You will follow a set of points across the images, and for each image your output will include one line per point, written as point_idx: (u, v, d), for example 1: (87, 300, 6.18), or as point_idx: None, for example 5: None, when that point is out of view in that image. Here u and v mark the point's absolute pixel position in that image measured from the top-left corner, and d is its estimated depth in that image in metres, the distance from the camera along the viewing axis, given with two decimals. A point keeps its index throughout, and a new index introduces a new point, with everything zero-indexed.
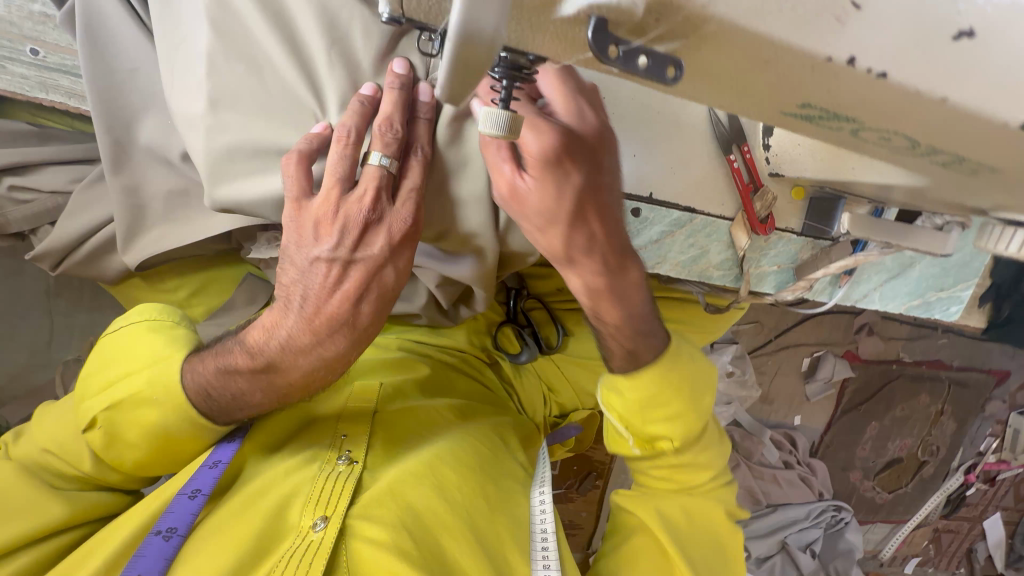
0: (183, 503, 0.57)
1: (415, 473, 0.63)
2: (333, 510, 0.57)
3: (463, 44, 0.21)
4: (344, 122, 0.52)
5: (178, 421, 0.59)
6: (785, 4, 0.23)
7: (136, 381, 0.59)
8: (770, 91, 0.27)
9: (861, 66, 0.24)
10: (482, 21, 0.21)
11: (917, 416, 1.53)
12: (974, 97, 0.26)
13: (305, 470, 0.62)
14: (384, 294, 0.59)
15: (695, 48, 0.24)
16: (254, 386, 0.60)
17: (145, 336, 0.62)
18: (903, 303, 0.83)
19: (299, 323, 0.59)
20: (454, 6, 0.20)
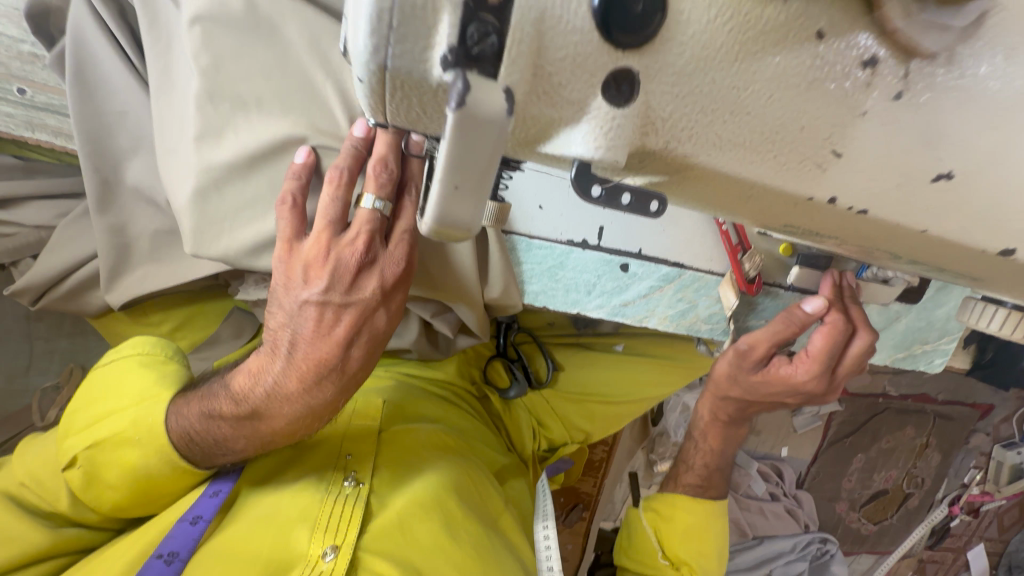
0: (185, 528, 0.59)
1: (422, 505, 0.68)
2: (344, 538, 0.61)
3: (440, 230, 0.19)
4: (337, 164, 0.50)
5: (157, 464, 0.57)
6: (769, 153, 0.22)
7: (121, 420, 0.58)
8: (757, 216, 0.27)
9: (842, 204, 0.25)
10: (461, 215, 0.19)
11: (902, 448, 1.52)
12: (954, 229, 0.27)
13: (311, 492, 0.66)
14: (376, 336, 0.56)
15: (679, 184, 0.24)
16: (237, 432, 0.57)
17: (133, 372, 0.61)
18: (889, 354, 0.84)
19: (286, 371, 0.55)
20: (427, 202, 0.18)
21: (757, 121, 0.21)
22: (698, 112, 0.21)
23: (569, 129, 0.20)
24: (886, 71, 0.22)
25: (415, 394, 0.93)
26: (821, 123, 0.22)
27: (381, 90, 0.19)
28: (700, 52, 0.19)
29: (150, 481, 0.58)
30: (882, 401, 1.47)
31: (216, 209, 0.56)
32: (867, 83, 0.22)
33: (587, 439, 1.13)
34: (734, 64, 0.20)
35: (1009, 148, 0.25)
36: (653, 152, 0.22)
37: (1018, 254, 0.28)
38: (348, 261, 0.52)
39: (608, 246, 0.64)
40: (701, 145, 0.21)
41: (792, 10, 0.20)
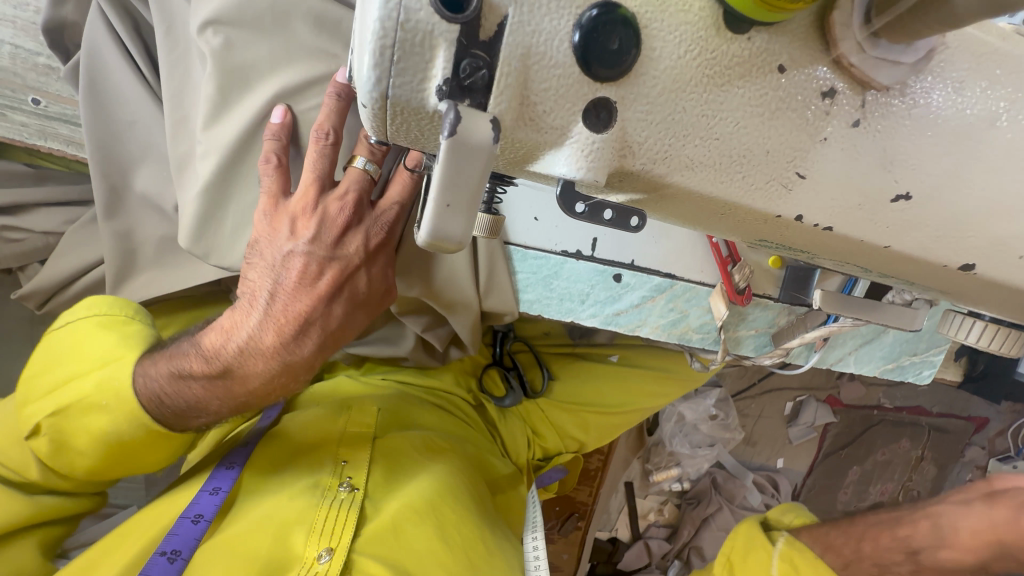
0: (187, 527, 0.63)
1: (416, 508, 0.69)
2: (338, 542, 0.63)
3: (433, 244, 0.21)
4: (321, 121, 0.51)
5: (130, 429, 0.55)
6: (737, 175, 0.24)
7: (85, 385, 0.55)
8: (728, 230, 0.29)
9: (808, 221, 0.26)
10: (451, 230, 0.21)
11: (898, 461, 1.53)
12: (914, 247, 0.29)
13: (307, 497, 0.67)
14: (355, 298, 0.57)
15: (655, 200, 0.26)
16: (209, 393, 0.56)
17: (95, 332, 0.57)
18: (879, 366, 0.85)
19: (262, 323, 0.54)
20: (421, 220, 0.20)
21: (726, 144, 0.23)
22: (670, 137, 0.23)
23: (553, 151, 0.22)
24: (844, 101, 0.24)
25: (407, 400, 0.94)
26: (785, 147, 0.24)
27: (382, 115, 0.21)
28: (671, 84, 0.21)
29: (127, 450, 0.56)
30: (879, 413, 1.50)
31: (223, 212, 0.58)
32: (829, 112, 0.24)
33: (582, 448, 1.14)
34: (703, 94, 0.22)
35: (963, 169, 0.27)
36: (631, 173, 0.24)
37: (978, 269, 0.30)
38: (336, 217, 0.53)
39: (601, 256, 0.67)
40: (675, 165, 0.23)
41: (755, 47, 0.22)
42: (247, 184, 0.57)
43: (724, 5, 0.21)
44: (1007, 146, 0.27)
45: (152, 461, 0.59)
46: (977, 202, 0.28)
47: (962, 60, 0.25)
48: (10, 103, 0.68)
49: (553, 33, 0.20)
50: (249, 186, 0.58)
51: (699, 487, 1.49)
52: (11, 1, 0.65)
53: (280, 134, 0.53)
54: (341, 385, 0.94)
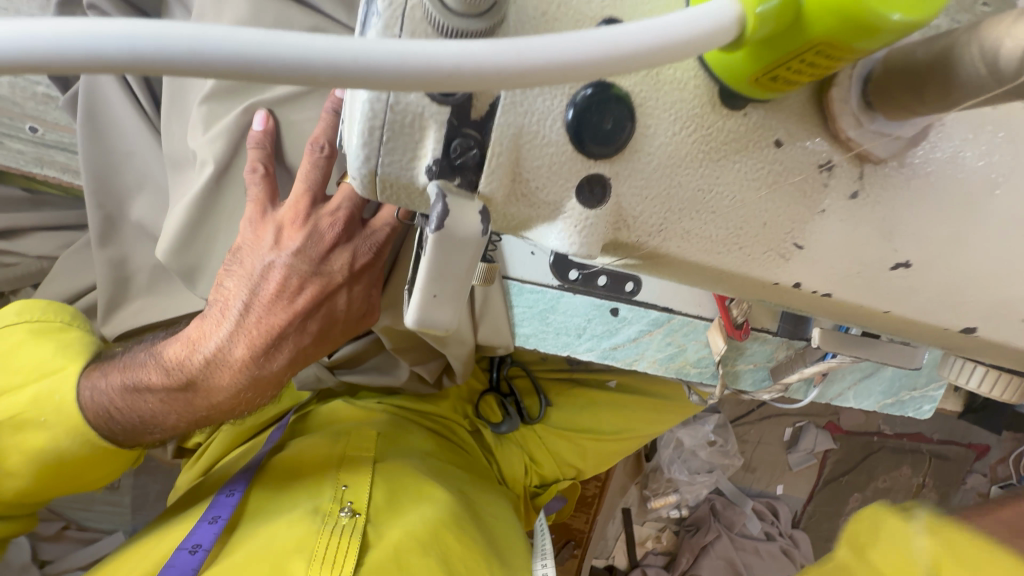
0: (185, 557, 0.63)
1: (417, 538, 0.70)
2: (342, 568, 0.63)
3: (422, 323, 0.23)
4: (316, 136, 0.49)
5: (73, 446, 0.52)
6: (734, 247, 0.24)
7: (18, 400, 0.51)
8: (729, 292, 0.29)
9: (805, 287, 0.26)
10: (437, 314, 0.22)
11: (899, 487, 1.53)
12: (915, 312, 0.28)
13: (308, 523, 0.68)
14: (334, 318, 0.54)
15: (650, 267, 0.26)
16: (167, 406, 0.54)
17: (26, 343, 0.54)
18: (878, 400, 0.85)
19: (231, 333, 0.51)
20: (408, 306, 0.22)
21: (725, 214, 0.23)
22: (667, 210, 0.22)
23: (547, 224, 0.22)
24: (843, 174, 0.23)
25: (399, 425, 0.93)
26: (783, 218, 0.23)
27: (372, 189, 0.20)
28: (666, 160, 0.21)
29: (66, 468, 0.53)
30: (879, 440, 1.49)
31: (207, 236, 0.54)
32: (828, 185, 0.23)
33: (579, 476, 1.12)
34: (700, 169, 0.22)
35: (965, 238, 0.27)
36: (628, 244, 0.23)
37: (980, 331, 0.30)
38: (325, 233, 0.51)
39: (598, 290, 0.66)
40: (672, 236, 0.23)
41: (751, 123, 0.21)
42: (235, 207, 0.54)
43: (719, 83, 0.20)
44: (1007, 212, 0.27)
45: (91, 479, 0.56)
46: (978, 268, 0.27)
47: (961, 129, 0.25)
48: (7, 131, 0.67)
49: (546, 114, 0.19)
50: (231, 204, 0.54)
51: (698, 513, 1.47)
52: None
53: (268, 137, 0.51)
54: (333, 409, 0.92)
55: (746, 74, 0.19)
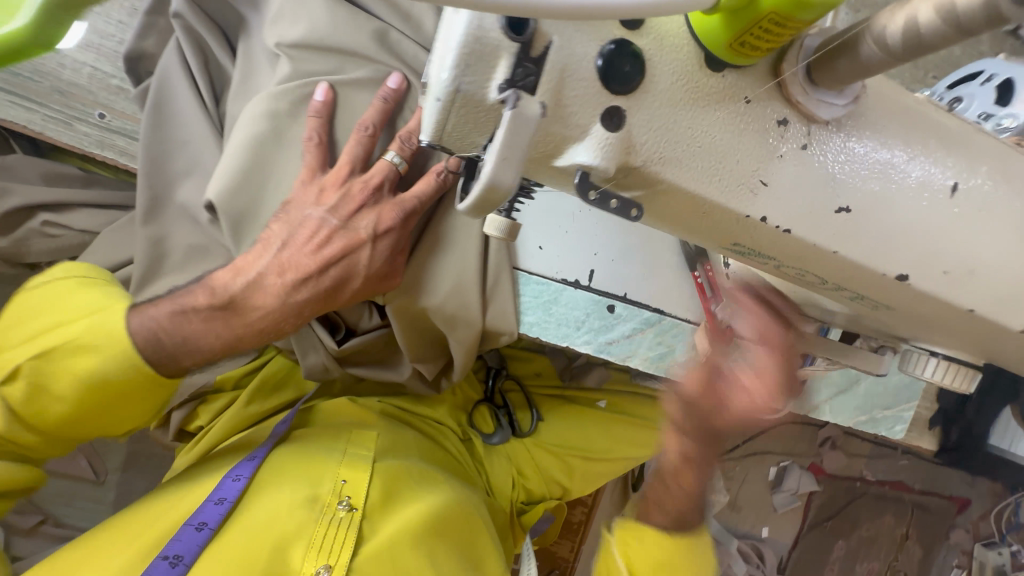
0: (190, 533, 0.65)
1: (409, 535, 0.73)
2: (337, 560, 0.67)
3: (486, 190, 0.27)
4: (366, 116, 0.59)
5: (115, 369, 0.57)
6: (714, 181, 0.32)
7: (71, 329, 0.57)
8: (711, 234, 0.36)
9: (771, 223, 0.33)
10: (503, 182, 0.27)
11: (883, 538, 1.64)
12: (860, 255, 0.36)
13: (306, 512, 0.71)
14: (354, 273, 0.61)
15: (652, 199, 0.33)
16: (206, 326, 0.59)
17: (75, 289, 0.60)
18: (852, 417, 0.90)
19: (271, 265, 0.59)
20: (482, 169, 0.26)
21: (709, 150, 0.31)
22: (666, 143, 0.30)
23: (576, 144, 0.29)
24: (794, 130, 0.32)
25: (396, 426, 0.94)
26: (752, 161, 0.31)
27: (449, 106, 0.28)
28: (666, 102, 0.29)
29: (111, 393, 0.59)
30: (859, 485, 1.65)
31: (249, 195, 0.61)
32: (785, 136, 0.31)
33: (565, 495, 1.13)
34: (691, 111, 0.30)
35: (893, 197, 0.35)
36: (635, 168, 0.30)
37: (911, 280, 0.37)
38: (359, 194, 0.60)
39: (597, 287, 0.73)
40: (668, 165, 0.31)
41: (727, 81, 0.30)
42: (287, 163, 0.62)
43: (705, 49, 0.29)
44: (922, 177, 0.35)
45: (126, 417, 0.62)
46: (902, 222, 0.35)
47: (883, 110, 0.34)
48: (79, 115, 0.75)
49: (583, 57, 0.27)
50: (282, 163, 0.61)
51: None
52: (100, 33, 0.75)
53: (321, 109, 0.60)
54: (334, 405, 0.94)
55: (722, 41, 0.28)
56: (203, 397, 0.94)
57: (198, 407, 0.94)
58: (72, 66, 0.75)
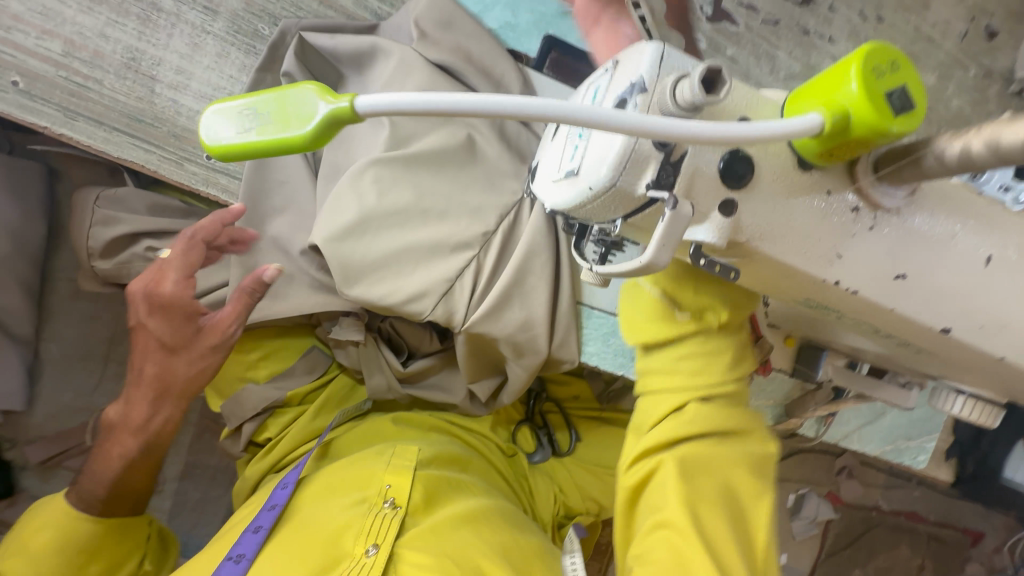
0: (249, 536, 0.73)
1: (452, 522, 0.78)
2: (383, 540, 0.72)
3: (644, 268, 0.38)
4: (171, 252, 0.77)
5: (79, 525, 0.73)
6: (801, 252, 0.39)
7: (40, 548, 0.71)
8: (788, 290, 0.45)
9: (844, 285, 0.41)
10: (659, 261, 0.37)
11: (899, 567, 1.74)
12: (911, 310, 0.44)
13: (355, 508, 0.76)
14: (179, 390, 0.79)
15: (749, 263, 0.41)
16: (111, 463, 0.76)
17: (49, 507, 0.75)
18: (879, 447, 0.97)
19: (126, 401, 0.79)
20: (645, 253, 0.37)
21: (798, 229, 0.39)
22: (766, 225, 0.38)
23: (697, 225, 0.38)
24: (863, 215, 0.40)
25: (447, 441, 1.01)
26: (832, 237, 0.40)
27: (598, 195, 0.37)
28: (767, 194, 0.37)
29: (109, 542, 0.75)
30: (876, 514, 1.75)
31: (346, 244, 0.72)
32: (857, 220, 0.40)
33: (600, 512, 1.18)
34: (786, 201, 0.38)
35: (940, 265, 0.43)
36: (740, 243, 0.39)
37: (953, 331, 0.45)
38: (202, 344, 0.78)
39: None
40: (766, 241, 0.39)
41: (814, 178, 0.38)
42: (386, 219, 0.70)
43: (798, 155, 0.37)
44: (963, 249, 0.43)
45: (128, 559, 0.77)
46: (946, 285, 0.43)
47: (932, 198, 0.42)
48: (189, 155, 0.84)
49: (710, 161, 0.36)
50: (382, 218, 0.70)
51: None
52: (213, 85, 0.84)
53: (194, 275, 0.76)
54: (386, 423, 1.00)
55: (814, 152, 0.36)
56: (272, 410, 0.99)
57: (266, 420, 0.99)
58: (187, 114, 0.83)
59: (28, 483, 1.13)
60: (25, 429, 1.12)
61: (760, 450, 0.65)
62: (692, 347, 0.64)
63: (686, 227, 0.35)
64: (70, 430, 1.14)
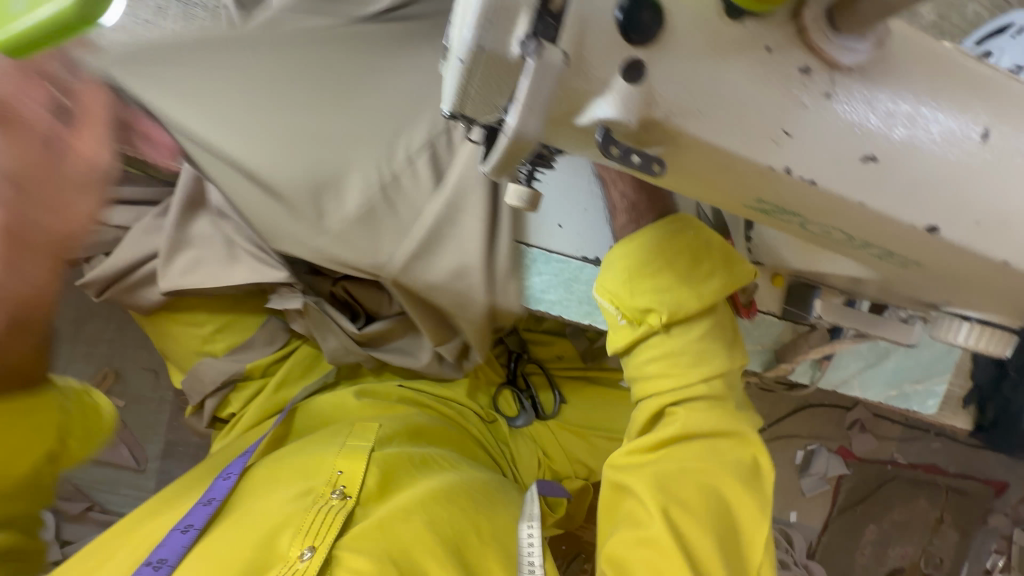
0: (176, 536, 0.67)
1: (406, 509, 0.70)
2: (321, 540, 0.64)
3: (516, 144, 0.30)
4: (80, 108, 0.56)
5: None
6: (737, 130, 0.32)
7: None
8: (732, 188, 0.37)
9: (796, 174, 0.33)
10: (527, 130, 0.29)
11: (916, 521, 1.69)
12: (885, 206, 0.35)
13: (297, 503, 0.70)
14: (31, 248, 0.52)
15: (675, 153, 0.33)
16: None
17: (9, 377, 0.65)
18: (881, 392, 0.89)
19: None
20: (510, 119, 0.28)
21: (731, 101, 0.31)
22: (686, 94, 0.30)
23: (597, 99, 0.30)
24: (817, 77, 0.31)
25: (413, 414, 0.95)
26: (775, 108, 0.31)
27: (470, 69, 0.28)
28: (685, 53, 0.29)
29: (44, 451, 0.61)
30: (891, 467, 1.67)
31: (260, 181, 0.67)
32: (808, 85, 0.31)
33: (591, 476, 1.14)
34: (713, 61, 0.30)
35: (922, 145, 0.34)
36: (657, 122, 0.31)
37: (941, 232, 0.37)
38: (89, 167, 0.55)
39: None
40: (689, 118, 0.31)
41: (750, 30, 0.30)
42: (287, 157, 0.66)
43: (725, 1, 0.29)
44: (951, 124, 0.34)
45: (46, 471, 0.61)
46: (932, 170, 0.35)
47: (909, 59, 0.34)
48: None
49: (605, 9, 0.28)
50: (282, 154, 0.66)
51: None
52: (128, 31, 0.77)
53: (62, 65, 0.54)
54: (347, 399, 0.95)
55: None
56: (233, 384, 0.94)
57: (230, 395, 0.95)
58: None
59: None
60: None
61: (755, 457, 0.62)
62: (662, 349, 0.63)
63: (557, 80, 0.28)
64: None
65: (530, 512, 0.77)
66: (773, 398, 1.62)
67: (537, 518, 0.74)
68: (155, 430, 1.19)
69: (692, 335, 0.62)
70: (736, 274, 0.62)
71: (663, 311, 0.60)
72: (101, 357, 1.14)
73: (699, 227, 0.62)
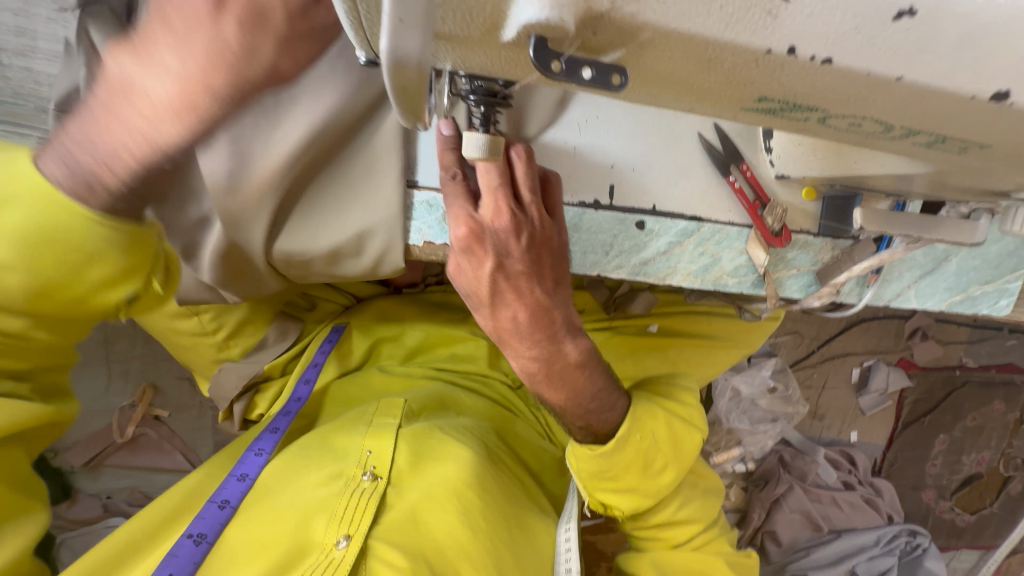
0: (213, 511, 0.62)
1: (439, 498, 0.65)
2: (356, 529, 0.59)
3: (396, 67, 0.24)
4: None
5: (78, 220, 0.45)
6: (714, 5, 0.23)
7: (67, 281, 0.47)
8: (725, 86, 0.29)
9: (803, 53, 0.25)
10: (409, 50, 0.24)
11: (992, 424, 1.58)
12: (931, 75, 0.26)
13: (331, 487, 0.64)
14: None
15: (637, 55, 0.26)
16: None
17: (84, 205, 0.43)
18: (943, 300, 0.79)
19: None
20: (381, 37, 0.23)
21: None
22: None
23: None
24: None
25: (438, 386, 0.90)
26: None
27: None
28: None
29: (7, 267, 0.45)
30: (960, 373, 1.55)
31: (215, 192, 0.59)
32: None
33: None
34: None
35: None
36: (601, 16, 0.23)
37: (1013, 98, 0.27)
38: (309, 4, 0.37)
39: (619, 204, 0.67)
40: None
41: None
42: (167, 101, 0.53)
43: None
44: None
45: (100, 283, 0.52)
46: (1016, 14, 0.25)
47: None
48: None
49: None
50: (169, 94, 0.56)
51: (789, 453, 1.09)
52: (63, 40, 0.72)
53: None
54: (371, 378, 0.90)
55: None
56: (256, 386, 0.92)
57: (255, 397, 0.93)
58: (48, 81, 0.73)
59: (81, 484, 1.19)
60: (61, 437, 1.16)
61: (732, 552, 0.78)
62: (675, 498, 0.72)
63: None
64: (99, 432, 1.18)
65: (568, 514, 0.75)
66: (821, 319, 1.51)
67: (575, 522, 0.73)
68: (203, 432, 1.23)
69: (673, 506, 0.73)
70: (682, 452, 0.70)
71: (626, 505, 0.68)
72: (138, 373, 1.18)
73: (651, 419, 0.68)
